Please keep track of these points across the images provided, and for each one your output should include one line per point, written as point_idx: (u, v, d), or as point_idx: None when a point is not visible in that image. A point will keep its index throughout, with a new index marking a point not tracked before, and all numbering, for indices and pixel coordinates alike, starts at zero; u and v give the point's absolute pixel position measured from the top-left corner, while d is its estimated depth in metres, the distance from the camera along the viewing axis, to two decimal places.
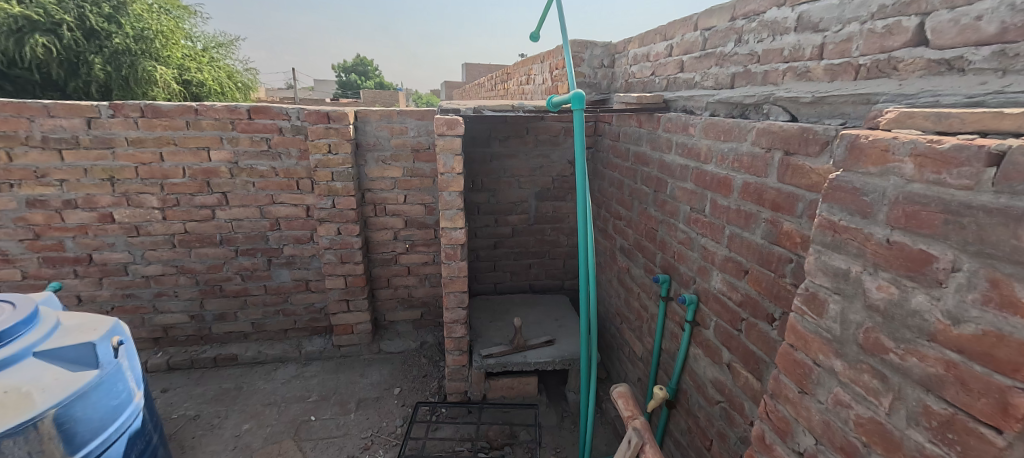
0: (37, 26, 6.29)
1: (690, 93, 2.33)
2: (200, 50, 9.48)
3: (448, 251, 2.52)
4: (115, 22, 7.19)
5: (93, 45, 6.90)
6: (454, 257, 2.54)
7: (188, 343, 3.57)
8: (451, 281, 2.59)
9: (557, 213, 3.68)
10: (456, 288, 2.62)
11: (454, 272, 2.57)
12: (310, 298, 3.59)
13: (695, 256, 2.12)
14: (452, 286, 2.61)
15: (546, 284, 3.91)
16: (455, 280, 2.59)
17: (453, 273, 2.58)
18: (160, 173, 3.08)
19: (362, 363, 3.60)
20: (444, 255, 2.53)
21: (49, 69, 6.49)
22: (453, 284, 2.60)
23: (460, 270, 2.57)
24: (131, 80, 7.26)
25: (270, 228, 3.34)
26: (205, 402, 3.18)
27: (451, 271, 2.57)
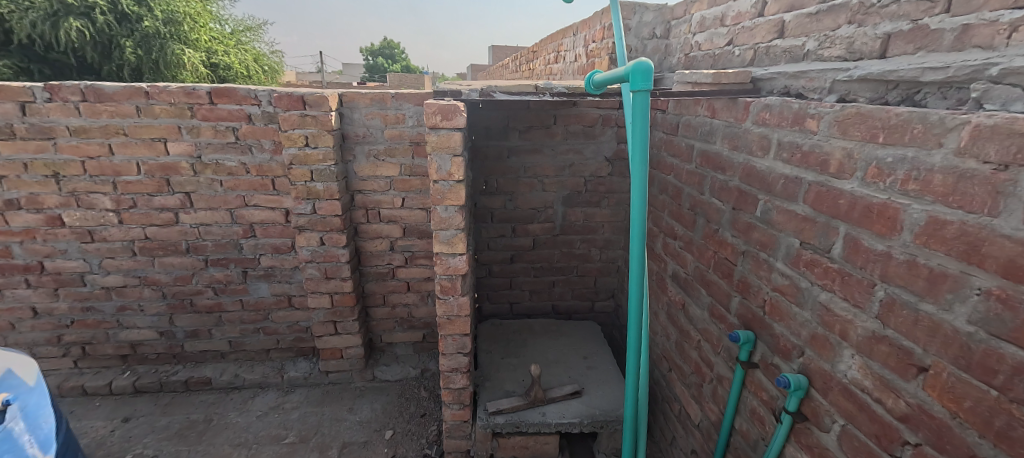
0: (71, 9, 6.01)
1: (800, 68, 1.61)
2: (229, 33, 9.12)
3: (443, 283, 1.89)
4: (146, 4, 6.79)
5: (126, 28, 6.55)
6: (451, 291, 1.90)
7: (159, 362, 3.14)
8: (447, 321, 1.97)
9: (589, 222, 2.98)
10: (454, 330, 1.99)
11: (451, 310, 1.94)
12: (293, 316, 3.06)
13: (805, 316, 1.40)
14: (449, 327, 1.99)
15: (572, 306, 3.24)
16: (453, 320, 1.97)
17: (450, 312, 1.95)
18: (111, 169, 2.57)
19: (352, 394, 3.07)
20: (439, 288, 1.90)
21: (84, 53, 6.26)
22: (450, 326, 1.98)
23: (459, 307, 1.94)
24: (161, 63, 6.90)
25: (244, 235, 2.80)
26: (168, 438, 2.73)
27: (448, 308, 1.94)
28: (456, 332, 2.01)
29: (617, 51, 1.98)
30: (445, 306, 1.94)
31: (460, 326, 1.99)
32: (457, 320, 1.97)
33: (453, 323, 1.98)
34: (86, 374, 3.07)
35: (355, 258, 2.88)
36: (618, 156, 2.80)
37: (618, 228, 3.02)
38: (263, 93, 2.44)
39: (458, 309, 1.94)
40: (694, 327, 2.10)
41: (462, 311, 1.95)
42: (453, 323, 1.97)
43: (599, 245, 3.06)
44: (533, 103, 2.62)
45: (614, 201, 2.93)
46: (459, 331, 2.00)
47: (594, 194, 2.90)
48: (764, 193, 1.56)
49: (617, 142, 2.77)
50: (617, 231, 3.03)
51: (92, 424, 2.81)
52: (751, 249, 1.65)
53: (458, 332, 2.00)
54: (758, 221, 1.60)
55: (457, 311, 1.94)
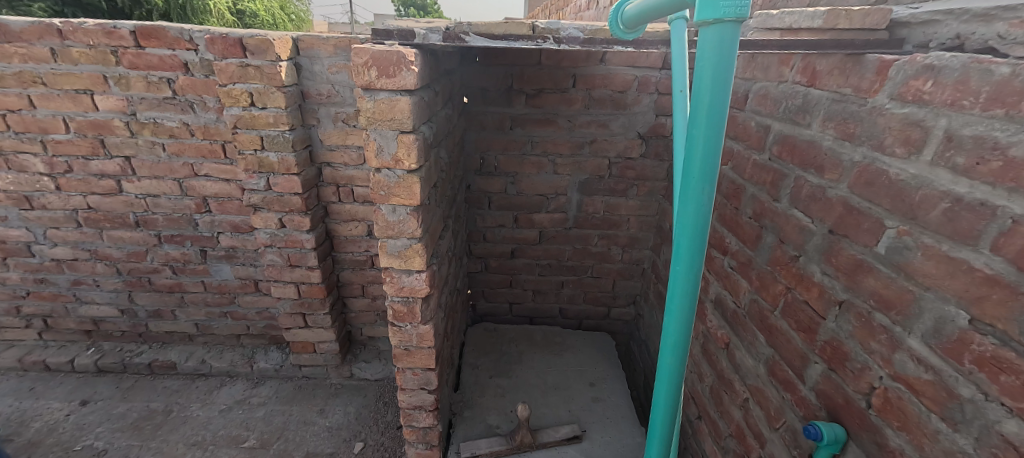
0: None
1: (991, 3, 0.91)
2: None
3: (396, 307, 1.39)
4: None
5: None
6: (408, 317, 1.41)
7: (125, 340, 2.87)
8: (404, 352, 1.50)
9: (610, 215, 2.38)
10: (415, 363, 1.52)
11: (409, 339, 1.46)
12: (261, 303, 2.67)
13: (957, 445, 0.81)
14: (408, 359, 1.51)
15: (583, 311, 2.74)
16: (413, 351, 1.49)
17: (408, 341, 1.47)
18: (36, 126, 2.15)
19: (326, 392, 2.72)
20: (391, 312, 1.40)
21: None
22: (409, 358, 1.51)
23: (418, 336, 1.45)
24: (189, 11, 5.26)
25: (196, 210, 2.36)
26: (121, 429, 2.47)
27: (405, 337, 1.45)
28: (418, 365, 1.53)
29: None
30: (400, 334, 1.45)
31: (422, 358, 1.51)
32: (419, 351, 1.50)
33: (414, 354, 1.50)
34: (50, 348, 2.84)
35: (326, 243, 2.42)
36: (654, 132, 2.14)
37: (647, 224, 2.41)
38: (198, 34, 1.90)
39: (417, 339, 1.46)
40: (741, 379, 1.54)
41: (423, 340, 1.46)
42: (412, 354, 1.50)
43: (622, 243, 2.48)
44: (545, 57, 1.97)
45: (645, 190, 2.31)
46: (422, 364, 1.53)
47: (619, 180, 2.28)
48: (896, 218, 0.94)
49: (655, 114, 2.10)
50: (646, 228, 2.42)
51: (49, 406, 2.59)
52: (856, 304, 1.04)
53: (420, 364, 1.53)
54: (877, 263, 0.98)
55: (417, 341, 1.46)
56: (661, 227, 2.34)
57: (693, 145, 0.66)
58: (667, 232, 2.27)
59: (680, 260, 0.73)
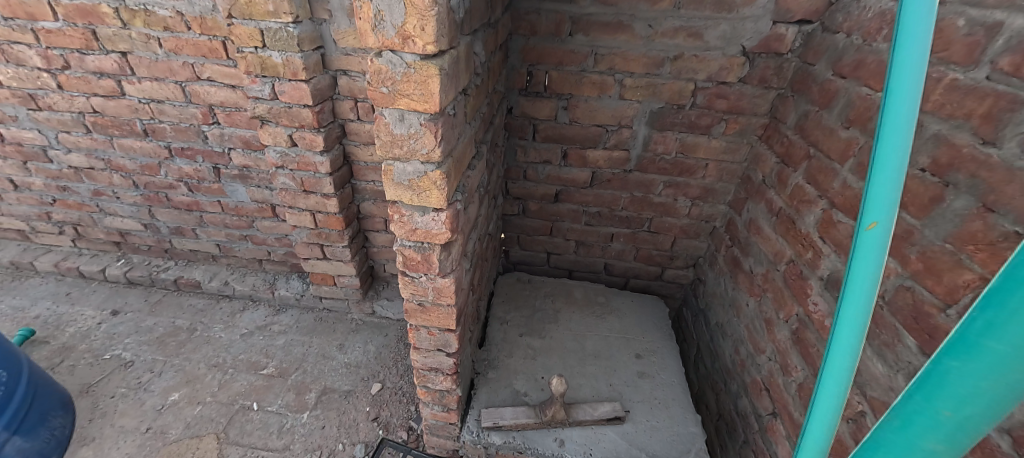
0: None
1: None
2: None
3: (406, 253, 1.06)
4: None
5: None
6: (422, 267, 1.08)
7: (152, 255, 2.81)
8: (419, 308, 1.18)
9: (685, 158, 1.92)
10: (432, 322, 1.22)
11: (425, 294, 1.14)
12: (280, 229, 2.47)
13: None
14: (424, 317, 1.21)
15: (632, 269, 2.40)
16: (429, 309, 1.18)
17: (424, 297, 1.15)
18: (23, 10, 1.87)
19: (346, 327, 2.58)
20: (401, 259, 1.08)
21: None
22: (424, 315, 1.20)
23: (435, 292, 1.13)
24: None
25: (204, 120, 2.09)
26: (147, 343, 2.44)
27: (420, 291, 1.14)
28: (435, 324, 1.23)
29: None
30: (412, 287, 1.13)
31: (440, 318, 1.20)
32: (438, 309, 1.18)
33: (431, 311, 1.19)
34: (84, 256, 2.83)
35: (344, 169, 2.11)
36: (765, 47, 1.58)
37: (729, 173, 1.94)
38: None
39: (434, 295, 1.13)
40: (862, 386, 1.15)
41: (442, 297, 1.14)
42: (428, 313, 1.19)
43: (692, 194, 2.04)
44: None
45: (736, 129, 1.80)
46: (440, 325, 1.22)
47: (704, 112, 1.78)
48: None
49: (771, 21, 1.53)
50: (728, 177, 1.95)
51: (83, 312, 2.60)
52: None
53: (439, 325, 1.23)
54: None
55: (433, 297, 1.14)
56: (750, 178, 1.86)
57: None
58: (758, 184, 1.80)
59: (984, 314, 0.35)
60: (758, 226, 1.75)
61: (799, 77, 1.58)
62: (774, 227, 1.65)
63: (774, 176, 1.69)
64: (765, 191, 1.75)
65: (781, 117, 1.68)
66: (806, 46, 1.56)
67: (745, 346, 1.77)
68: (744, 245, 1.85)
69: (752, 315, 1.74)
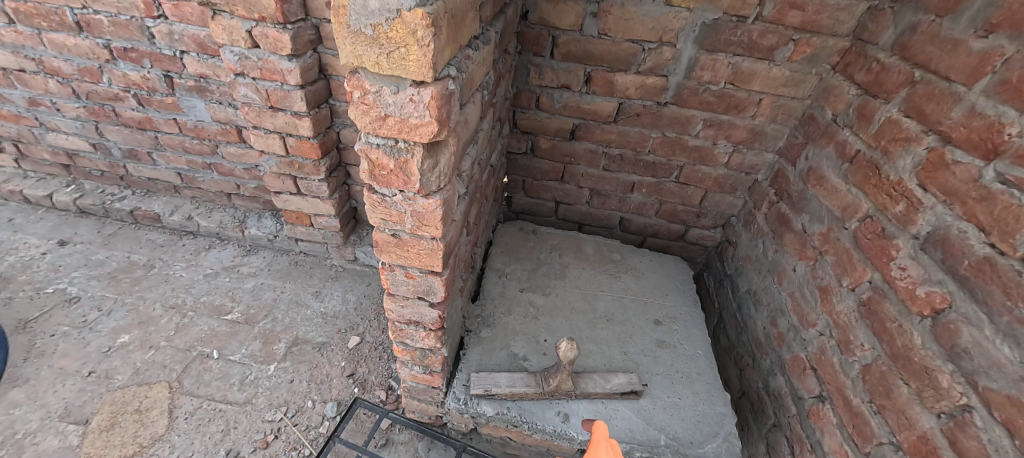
0: None
1: None
2: None
3: (373, 155, 0.73)
4: None
5: None
6: (395, 177, 0.76)
7: (106, 182, 2.48)
8: (393, 241, 0.87)
9: (734, 90, 1.57)
10: (411, 262, 0.91)
11: (401, 221, 0.82)
12: (248, 158, 2.13)
13: None
14: (399, 254, 0.89)
15: (652, 227, 2.10)
16: (407, 242, 0.86)
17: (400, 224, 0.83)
18: None
19: (324, 274, 2.30)
20: (365, 164, 0.75)
21: None
22: (401, 252, 0.89)
23: (414, 218, 0.81)
24: None
25: (147, 13, 1.70)
26: (97, 278, 2.15)
27: (394, 217, 0.82)
28: (416, 266, 0.92)
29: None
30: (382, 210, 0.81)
31: (422, 257, 0.89)
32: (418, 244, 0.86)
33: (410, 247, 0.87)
34: (29, 180, 2.50)
35: (319, 83, 1.74)
36: None
37: (786, 113, 1.60)
38: None
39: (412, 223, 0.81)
40: (972, 372, 0.88)
41: (424, 227, 0.82)
42: (405, 248, 0.88)
43: (735, 138, 1.70)
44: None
45: (806, 54, 1.46)
46: (421, 266, 0.91)
47: (770, 29, 1.42)
48: None
49: None
50: (783, 118, 1.62)
51: (26, 241, 2.30)
52: None
53: (420, 266, 0.92)
54: None
55: (411, 226, 0.82)
56: (813, 117, 1.53)
57: None
58: (825, 126, 1.47)
59: None
60: (821, 176, 1.44)
61: None
62: (845, 175, 1.34)
63: (851, 112, 1.36)
64: (837, 133, 1.41)
65: (870, 37, 1.33)
66: None
67: (787, 318, 1.50)
68: (797, 200, 1.55)
69: (800, 281, 1.46)
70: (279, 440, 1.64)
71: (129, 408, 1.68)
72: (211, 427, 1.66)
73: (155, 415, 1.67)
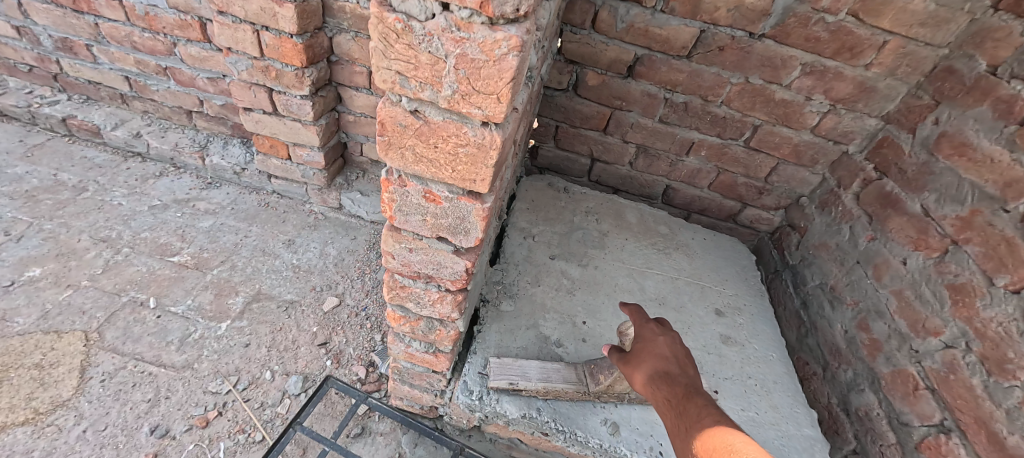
0: None
1: None
2: None
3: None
4: None
5: None
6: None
7: (36, 82, 2.01)
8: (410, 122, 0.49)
9: (855, 25, 1.21)
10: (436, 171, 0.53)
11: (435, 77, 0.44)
12: (213, 64, 1.68)
13: None
14: (419, 150, 0.52)
15: (701, 201, 1.76)
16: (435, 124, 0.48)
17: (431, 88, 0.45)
18: None
19: (300, 220, 1.90)
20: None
21: None
22: (422, 147, 0.51)
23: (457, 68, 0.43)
24: None
25: None
26: (10, 195, 1.71)
27: (422, 70, 0.44)
28: (445, 179, 0.54)
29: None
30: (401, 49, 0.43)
31: (458, 159, 0.51)
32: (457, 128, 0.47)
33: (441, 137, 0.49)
34: None
35: None
36: None
37: (911, 64, 1.26)
38: None
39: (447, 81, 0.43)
40: None
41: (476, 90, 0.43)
42: (431, 140, 0.50)
43: (836, 93, 1.35)
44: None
45: None
46: (453, 179, 0.54)
47: None
48: None
49: None
50: (905, 71, 1.27)
51: None
52: None
53: (452, 181, 0.54)
54: None
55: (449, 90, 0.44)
56: (951, 71, 1.19)
57: None
58: (973, 80, 1.13)
59: None
60: (962, 143, 1.10)
61: None
62: (1009, 141, 1.00)
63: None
64: (997, 88, 1.07)
65: None
66: None
67: (886, 322, 1.19)
68: (915, 176, 1.21)
69: (914, 277, 1.14)
70: (223, 418, 1.27)
71: (26, 361, 1.28)
72: (135, 395, 1.28)
73: (60, 374, 1.28)
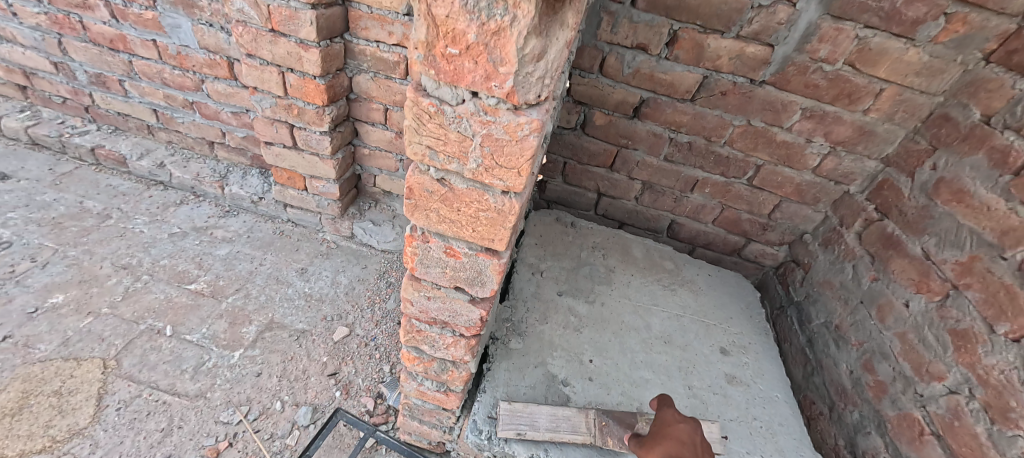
0: None
1: None
2: None
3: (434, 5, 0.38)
4: None
5: None
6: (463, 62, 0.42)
7: (68, 112, 2.11)
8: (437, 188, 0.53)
9: (851, 74, 1.27)
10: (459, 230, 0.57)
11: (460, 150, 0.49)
12: (237, 99, 1.77)
13: None
14: (444, 212, 0.56)
15: (705, 235, 1.79)
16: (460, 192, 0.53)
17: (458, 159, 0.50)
18: None
19: (313, 248, 1.95)
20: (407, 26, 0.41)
21: None
22: (447, 210, 0.55)
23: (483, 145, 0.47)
24: None
25: None
26: (37, 222, 1.78)
27: (450, 146, 0.49)
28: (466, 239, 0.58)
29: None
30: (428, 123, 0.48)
31: (480, 222, 0.55)
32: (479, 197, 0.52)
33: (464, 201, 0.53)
34: None
35: (335, 9, 1.39)
36: None
37: (908, 110, 1.30)
38: None
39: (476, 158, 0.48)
40: None
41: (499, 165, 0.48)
42: (455, 204, 0.54)
43: (836, 136, 1.40)
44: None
45: (955, 34, 1.16)
46: (474, 239, 0.58)
47: None
48: None
49: None
50: (902, 117, 1.32)
51: None
52: None
53: (472, 240, 0.58)
54: None
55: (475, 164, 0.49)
56: (947, 118, 1.23)
57: None
58: (968, 128, 1.17)
59: None
60: (960, 190, 1.14)
61: None
62: (1005, 190, 1.03)
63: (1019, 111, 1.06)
64: (992, 138, 1.10)
65: None
66: None
67: (891, 364, 1.20)
68: (916, 219, 1.24)
69: (917, 320, 1.16)
70: (233, 449, 1.29)
71: (46, 388, 1.32)
72: (149, 424, 1.30)
73: (78, 401, 1.31)
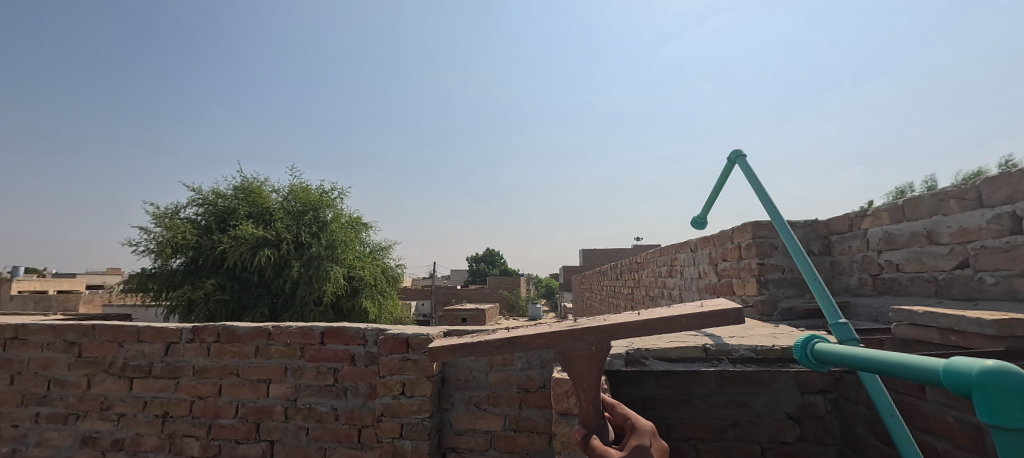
0: (280, 248, 10.17)
1: (965, 318, 1.24)
2: (373, 252, 12.54)
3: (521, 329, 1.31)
4: (318, 240, 10.77)
5: (302, 254, 10.40)
6: (549, 323, 1.19)
7: None
8: (589, 403, 1.04)
9: None
10: (633, 441, 0.98)
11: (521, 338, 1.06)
12: None
13: None
14: (609, 435, 1.06)
15: None
16: (581, 364, 1.04)
17: (569, 355, 1.04)
18: (213, 410, 2.37)
19: None
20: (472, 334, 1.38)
21: (284, 269, 10.22)
22: (596, 411, 1.04)
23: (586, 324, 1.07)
24: (314, 276, 10.20)
25: None
26: None
27: (586, 379, 1.03)
28: (642, 440, 0.97)
29: (774, 221, 1.49)
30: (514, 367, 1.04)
31: (643, 425, 1.03)
32: (593, 362, 1.03)
33: (579, 365, 1.04)
34: None
35: None
36: (807, 411, 1.95)
37: None
38: (372, 331, 2.23)
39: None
40: None
41: (565, 339, 1.00)
42: (613, 424, 1.12)
43: None
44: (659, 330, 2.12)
45: None
46: (649, 438, 0.99)
47: None
48: None
49: (799, 391, 1.96)
50: None
51: None
52: None
53: (647, 440, 0.97)
54: None
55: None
56: None
57: (872, 389, 1.12)
58: None
59: (903, 450, 1.02)
60: None
61: (848, 436, 1.87)
62: None
63: None
64: None
65: None
66: (837, 408, 1.94)
67: None
68: None
69: None
70: None
71: None
72: None
73: None
